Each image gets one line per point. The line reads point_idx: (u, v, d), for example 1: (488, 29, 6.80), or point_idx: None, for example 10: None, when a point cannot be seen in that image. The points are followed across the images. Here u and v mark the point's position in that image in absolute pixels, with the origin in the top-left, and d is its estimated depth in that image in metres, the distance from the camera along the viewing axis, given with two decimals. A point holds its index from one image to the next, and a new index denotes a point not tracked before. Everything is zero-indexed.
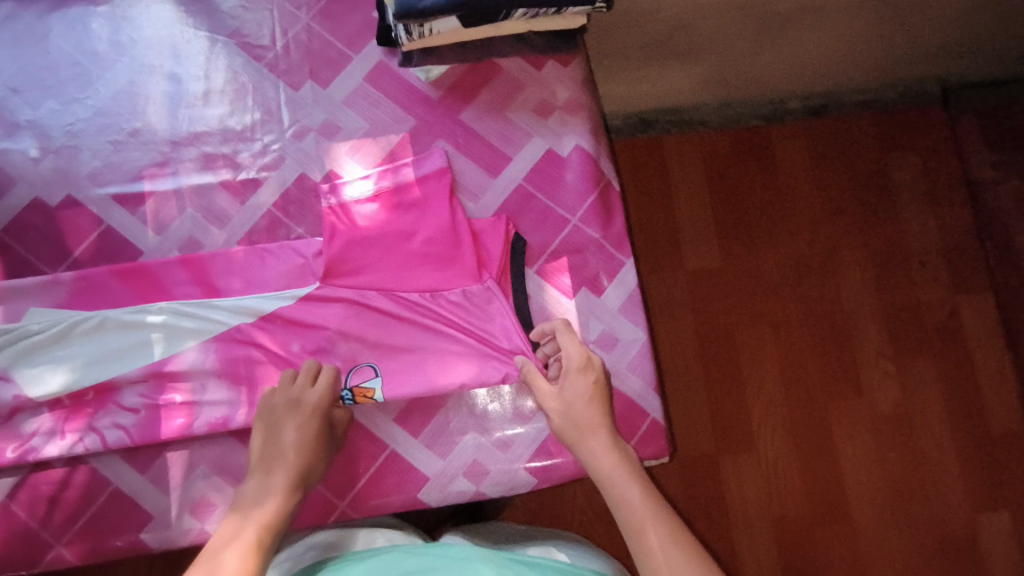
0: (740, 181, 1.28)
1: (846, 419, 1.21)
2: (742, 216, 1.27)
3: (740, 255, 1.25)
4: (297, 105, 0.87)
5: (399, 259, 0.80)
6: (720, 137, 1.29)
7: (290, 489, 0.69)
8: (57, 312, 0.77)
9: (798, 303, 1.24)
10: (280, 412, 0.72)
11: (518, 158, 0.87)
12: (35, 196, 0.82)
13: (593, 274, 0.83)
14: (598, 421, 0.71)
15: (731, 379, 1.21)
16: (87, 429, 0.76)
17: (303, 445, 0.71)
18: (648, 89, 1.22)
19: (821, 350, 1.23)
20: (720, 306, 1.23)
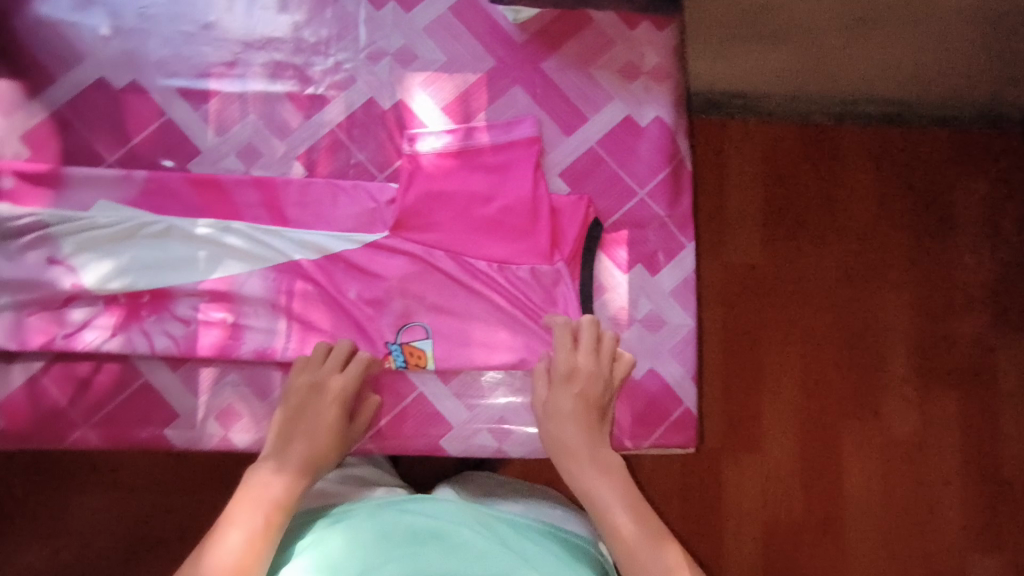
0: (797, 180, 1.23)
1: (857, 437, 1.19)
2: (793, 217, 1.22)
3: (783, 255, 1.21)
4: (376, 27, 0.83)
5: (471, 223, 0.79)
6: (784, 132, 1.23)
7: (310, 465, 0.71)
8: (124, 209, 0.78)
9: (832, 313, 1.21)
10: (299, 388, 0.74)
11: (595, 120, 0.83)
12: (101, 76, 0.80)
13: (651, 252, 0.81)
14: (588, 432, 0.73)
15: (750, 378, 1.19)
16: (138, 332, 0.77)
17: (326, 429, 0.73)
18: (732, 70, 1.15)
19: (846, 364, 1.20)
20: (753, 303, 1.20)
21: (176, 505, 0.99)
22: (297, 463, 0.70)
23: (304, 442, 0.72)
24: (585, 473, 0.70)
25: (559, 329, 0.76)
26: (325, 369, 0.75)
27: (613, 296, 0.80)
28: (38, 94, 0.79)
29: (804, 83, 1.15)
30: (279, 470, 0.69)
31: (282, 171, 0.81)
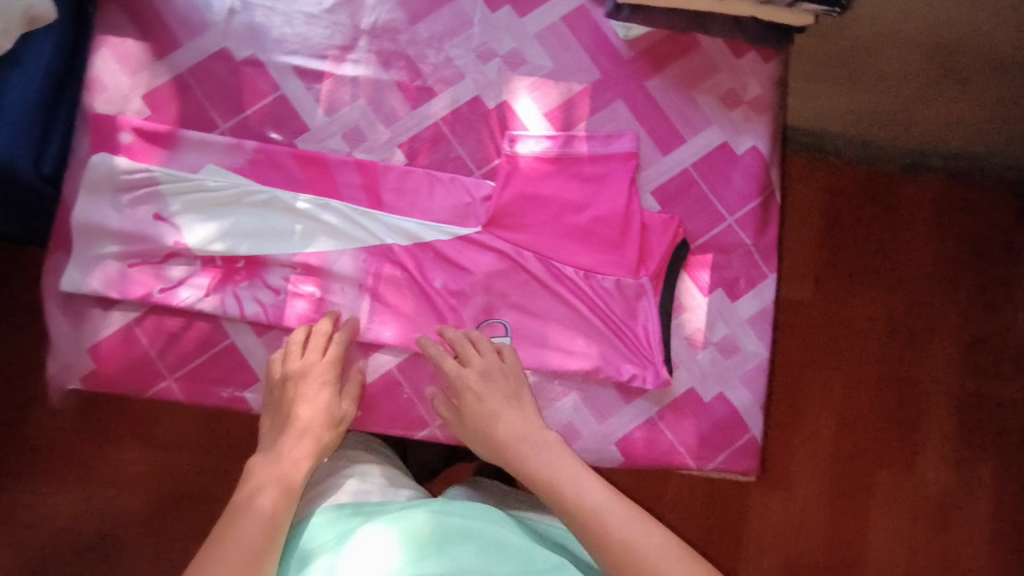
0: (860, 221, 1.13)
1: (892, 501, 1.08)
2: (851, 257, 1.12)
3: (836, 296, 1.12)
4: (489, 28, 0.85)
5: (562, 229, 0.81)
6: (851, 172, 1.14)
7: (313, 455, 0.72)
8: (231, 175, 0.81)
9: (881, 364, 1.11)
10: (295, 374, 0.76)
11: (693, 141, 0.85)
12: (223, 46, 0.83)
13: (733, 278, 0.82)
14: (527, 439, 0.71)
15: (787, 421, 1.09)
16: (230, 295, 0.80)
17: (327, 412, 0.75)
18: (820, 106, 1.08)
19: (889, 420, 1.10)
20: (799, 342, 1.11)
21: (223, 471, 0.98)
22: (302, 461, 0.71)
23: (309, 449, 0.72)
24: (559, 481, 0.67)
25: (453, 336, 0.77)
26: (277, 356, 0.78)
27: (691, 316, 0.82)
28: (162, 56, 0.82)
29: (870, 129, 1.10)
30: (284, 469, 0.69)
31: (384, 157, 0.83)
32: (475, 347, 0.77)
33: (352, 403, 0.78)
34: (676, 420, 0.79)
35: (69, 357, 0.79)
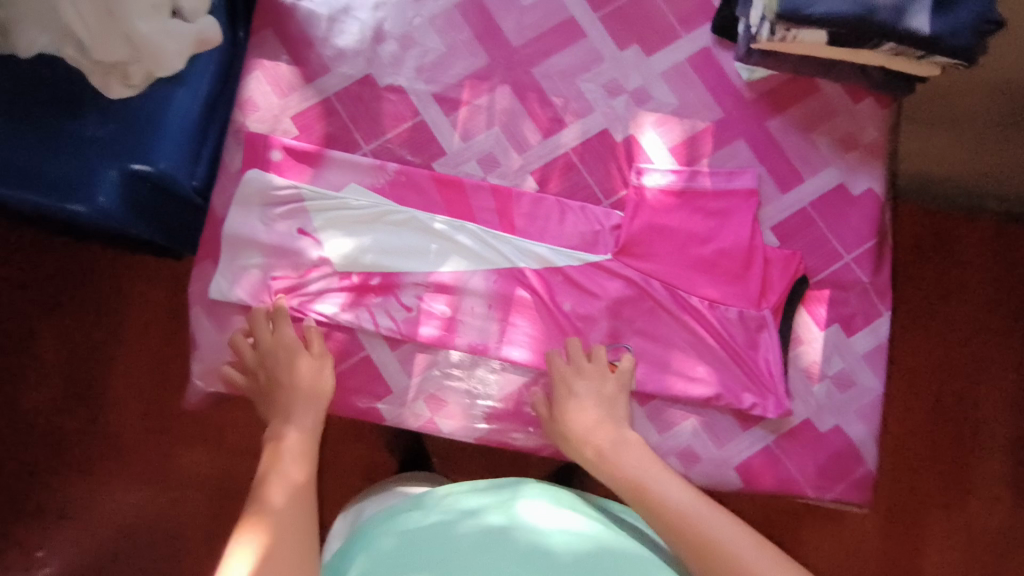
0: (989, 261, 1.07)
1: (971, 543, 1.03)
2: (979, 293, 1.07)
3: (961, 327, 1.06)
4: (619, 65, 0.89)
5: (686, 259, 0.85)
6: (988, 215, 1.07)
7: (309, 418, 0.70)
8: (372, 195, 0.85)
9: (998, 408, 1.05)
10: (268, 348, 0.76)
11: (810, 181, 0.88)
12: (367, 73, 0.87)
13: (850, 314, 0.85)
14: (593, 434, 0.73)
15: (890, 433, 1.05)
16: (367, 311, 0.83)
17: (307, 373, 0.74)
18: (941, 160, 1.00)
19: (989, 465, 1.04)
20: (918, 361, 1.06)
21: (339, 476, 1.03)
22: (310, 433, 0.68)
23: (310, 422, 0.70)
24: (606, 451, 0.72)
25: (575, 346, 0.79)
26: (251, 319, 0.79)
27: (808, 348, 0.85)
28: (310, 80, 0.86)
29: (1003, 185, 1.01)
30: (288, 440, 0.67)
31: (516, 183, 0.86)
32: (590, 357, 0.79)
33: (322, 354, 0.77)
34: (794, 450, 0.82)
35: (213, 362, 0.83)
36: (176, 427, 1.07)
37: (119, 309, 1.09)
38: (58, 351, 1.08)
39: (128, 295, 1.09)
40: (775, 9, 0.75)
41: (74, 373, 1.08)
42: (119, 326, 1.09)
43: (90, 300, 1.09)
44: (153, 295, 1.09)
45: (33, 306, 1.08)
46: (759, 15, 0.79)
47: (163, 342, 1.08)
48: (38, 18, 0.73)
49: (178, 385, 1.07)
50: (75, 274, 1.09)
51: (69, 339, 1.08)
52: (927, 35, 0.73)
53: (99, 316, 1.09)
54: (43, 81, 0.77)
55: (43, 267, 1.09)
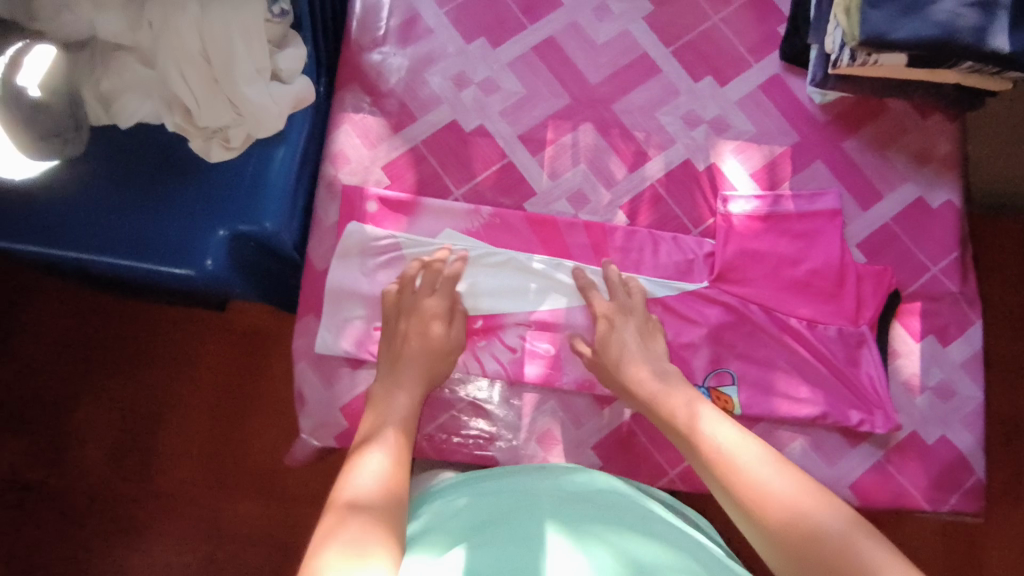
0: None
1: None
2: None
3: None
4: (695, 97, 0.92)
5: (781, 282, 0.86)
6: None
7: (418, 384, 0.73)
8: (467, 238, 0.85)
9: None
10: (393, 308, 0.79)
11: (891, 197, 0.90)
12: (454, 119, 0.88)
13: (943, 325, 0.87)
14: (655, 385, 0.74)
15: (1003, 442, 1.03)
16: (472, 354, 0.84)
17: (438, 343, 0.77)
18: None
19: None
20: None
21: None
22: (403, 424, 0.67)
23: (405, 414, 0.69)
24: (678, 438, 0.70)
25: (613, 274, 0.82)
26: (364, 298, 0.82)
27: (906, 361, 0.86)
28: (399, 130, 0.87)
29: None
30: (382, 429, 0.66)
31: (607, 218, 0.88)
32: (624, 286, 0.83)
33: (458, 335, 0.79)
34: (905, 464, 0.83)
35: (322, 417, 0.82)
36: (229, 478, 1.05)
37: (167, 362, 1.08)
38: (107, 409, 1.07)
39: (178, 347, 1.09)
40: (856, 37, 0.78)
41: (124, 430, 1.06)
42: (167, 380, 1.08)
43: (141, 355, 1.08)
44: (203, 347, 1.09)
45: (81, 366, 1.08)
46: (839, 41, 0.82)
47: (214, 392, 1.08)
48: (144, 87, 0.75)
49: (231, 434, 1.06)
50: (124, 332, 1.09)
51: (118, 396, 1.07)
52: (1006, 54, 0.75)
53: (148, 371, 1.08)
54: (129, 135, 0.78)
55: (91, 326, 1.09)
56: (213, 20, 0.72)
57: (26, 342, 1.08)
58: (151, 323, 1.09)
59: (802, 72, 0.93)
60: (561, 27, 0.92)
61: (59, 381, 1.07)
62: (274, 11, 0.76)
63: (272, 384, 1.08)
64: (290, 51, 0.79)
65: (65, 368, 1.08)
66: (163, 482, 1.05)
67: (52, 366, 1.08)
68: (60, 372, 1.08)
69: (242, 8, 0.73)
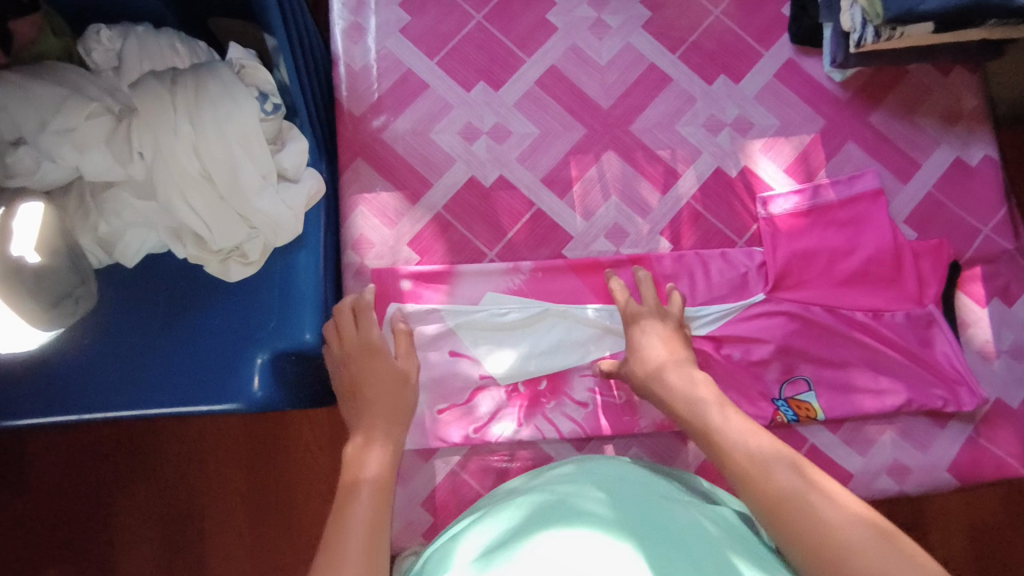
0: None
1: None
2: None
3: None
4: (712, 100, 0.87)
5: (839, 276, 0.83)
6: None
7: (394, 422, 0.66)
8: (513, 298, 0.80)
9: None
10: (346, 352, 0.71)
11: (928, 164, 0.87)
12: (471, 175, 0.83)
13: (1005, 285, 0.85)
14: (706, 405, 0.65)
15: None
16: (543, 418, 0.79)
17: (384, 375, 0.70)
18: None
19: None
20: None
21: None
22: (375, 487, 0.56)
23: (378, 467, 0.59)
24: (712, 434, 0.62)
25: (645, 281, 0.77)
26: (399, 323, 0.75)
27: (977, 330, 0.85)
28: (416, 200, 0.82)
29: None
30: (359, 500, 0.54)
31: (650, 248, 0.84)
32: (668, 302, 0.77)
33: (410, 358, 0.72)
34: (995, 433, 0.82)
35: (405, 516, 0.77)
36: (286, 562, 0.93)
37: (187, 482, 0.95)
38: (134, 550, 0.94)
39: (184, 454, 0.96)
40: (881, 14, 0.73)
41: (162, 566, 0.93)
42: (192, 501, 0.95)
43: (149, 471, 0.95)
44: (213, 446, 0.96)
45: (92, 511, 0.94)
46: (859, 19, 0.78)
47: (248, 497, 0.95)
48: (144, 220, 0.69)
49: (274, 528, 0.94)
50: (130, 460, 0.95)
51: (138, 529, 0.94)
52: None
53: (159, 485, 0.95)
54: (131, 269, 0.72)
55: (90, 465, 0.95)
56: (209, 136, 0.66)
57: (23, 504, 0.94)
58: (158, 443, 0.96)
59: (815, 52, 0.89)
60: (560, 54, 0.86)
61: (73, 537, 0.94)
62: (267, 107, 0.70)
63: (303, 464, 0.95)
64: (290, 147, 0.72)
65: (68, 518, 0.94)
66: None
67: (59, 521, 0.94)
68: (70, 524, 0.94)
69: (237, 116, 0.67)
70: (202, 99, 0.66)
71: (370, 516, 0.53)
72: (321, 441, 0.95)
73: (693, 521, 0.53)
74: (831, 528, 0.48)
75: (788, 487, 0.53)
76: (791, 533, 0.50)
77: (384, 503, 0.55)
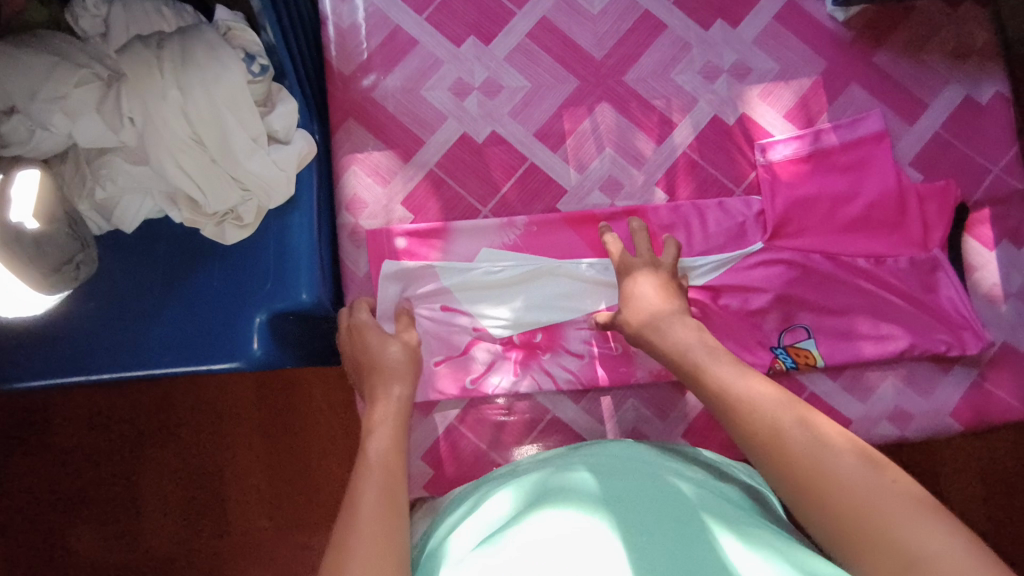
0: None
1: None
2: None
3: None
4: (708, 46, 0.85)
5: (839, 223, 0.82)
6: None
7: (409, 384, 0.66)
8: (508, 253, 0.80)
9: None
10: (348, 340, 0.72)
11: (936, 104, 0.84)
12: (463, 132, 0.82)
13: (1015, 227, 0.83)
14: (693, 350, 0.63)
15: None
16: (541, 371, 0.80)
17: (379, 347, 0.68)
18: None
19: None
20: None
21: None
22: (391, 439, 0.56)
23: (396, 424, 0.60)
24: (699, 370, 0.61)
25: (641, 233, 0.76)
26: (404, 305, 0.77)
27: (984, 273, 0.83)
28: (409, 158, 0.82)
29: None
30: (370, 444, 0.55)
31: (645, 199, 0.83)
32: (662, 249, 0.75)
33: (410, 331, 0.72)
34: (1002, 378, 0.81)
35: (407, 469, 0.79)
36: (305, 519, 0.97)
37: (203, 443, 0.98)
38: (157, 507, 0.98)
39: (200, 419, 0.99)
40: None
41: (184, 521, 0.97)
42: (209, 459, 0.98)
43: (167, 434, 0.98)
44: (227, 409, 0.99)
45: (116, 473, 0.98)
46: None
47: (266, 459, 0.98)
48: (141, 186, 0.70)
49: (292, 486, 0.97)
50: (151, 426, 0.99)
51: (160, 491, 0.98)
52: None
53: (178, 448, 0.98)
54: (134, 240, 0.74)
55: (110, 427, 0.99)
56: (196, 100, 0.66)
57: (49, 466, 0.98)
58: (173, 403, 0.99)
59: None
60: (550, 4, 0.84)
61: (98, 495, 0.98)
62: (254, 69, 0.70)
63: (314, 425, 0.98)
64: (280, 108, 0.72)
65: (94, 481, 0.98)
66: (244, 563, 0.96)
67: (84, 480, 0.98)
68: (94, 483, 0.98)
69: (223, 79, 0.67)
70: (188, 62, 0.66)
71: (381, 465, 0.52)
72: (327, 397, 0.98)
73: (688, 487, 0.51)
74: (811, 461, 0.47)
75: (772, 420, 0.51)
76: (780, 476, 0.49)
77: (396, 458, 0.54)
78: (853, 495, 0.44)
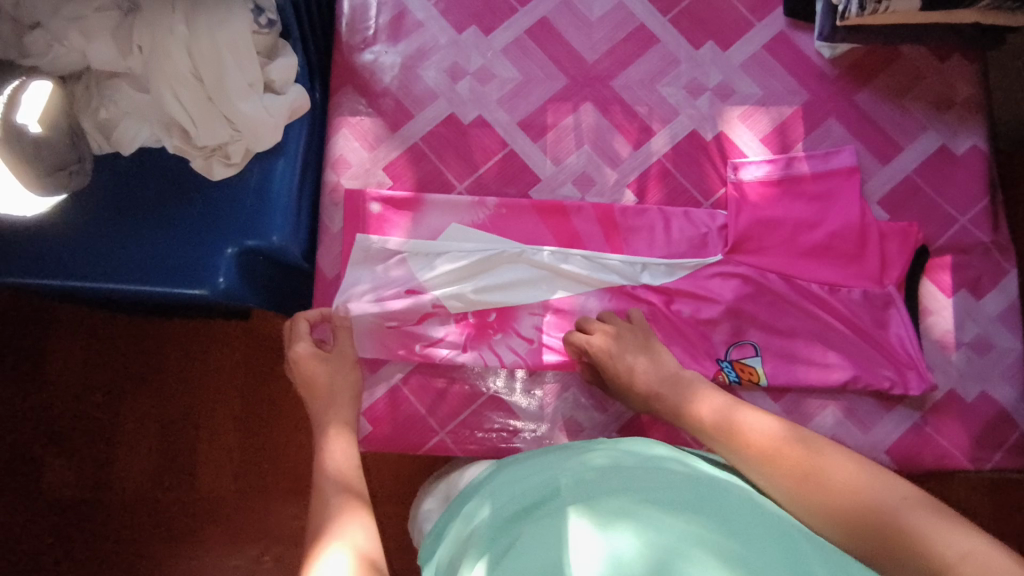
0: None
1: None
2: None
3: None
4: (697, 64, 0.89)
5: (799, 248, 0.83)
6: None
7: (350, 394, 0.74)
8: (473, 231, 0.83)
9: None
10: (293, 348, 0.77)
11: (912, 148, 0.87)
12: (452, 112, 0.87)
13: (975, 277, 0.84)
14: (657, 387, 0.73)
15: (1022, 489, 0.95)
16: (489, 349, 0.82)
17: (321, 378, 0.74)
18: None
19: None
20: None
21: (408, 518, 0.96)
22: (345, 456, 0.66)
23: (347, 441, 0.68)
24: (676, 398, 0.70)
25: (586, 320, 0.79)
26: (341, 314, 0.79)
27: (939, 318, 0.84)
28: (396, 129, 0.86)
29: None
30: (330, 464, 0.64)
31: (614, 199, 0.86)
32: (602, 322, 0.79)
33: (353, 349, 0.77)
34: (943, 424, 0.81)
35: None
36: (268, 487, 1.00)
37: (185, 393, 1.02)
38: (128, 442, 1.01)
39: (187, 368, 1.03)
40: None
41: (156, 467, 1.00)
42: (186, 406, 1.02)
43: (152, 376, 1.02)
44: (212, 362, 1.03)
45: (98, 407, 1.01)
46: None
47: (241, 419, 1.02)
48: (141, 112, 0.76)
49: (265, 451, 1.01)
50: (139, 367, 1.02)
51: (138, 432, 1.01)
52: None
53: (159, 391, 1.02)
54: (144, 172, 0.78)
55: (93, 355, 1.02)
56: (201, 39, 0.72)
57: (28, 383, 1.01)
58: (160, 343, 1.03)
59: (807, 27, 0.89)
60: (552, 6, 0.89)
61: (73, 422, 1.01)
62: (261, 21, 0.75)
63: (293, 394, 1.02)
64: (281, 62, 0.78)
65: (74, 409, 1.01)
66: (207, 521, 0.99)
67: (64, 410, 1.01)
68: (73, 411, 1.01)
69: (228, 24, 0.72)
70: (199, 5, 0.72)
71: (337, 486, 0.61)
72: None
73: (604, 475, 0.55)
74: (811, 466, 0.56)
75: (735, 435, 0.62)
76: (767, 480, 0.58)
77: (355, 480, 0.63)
78: (838, 487, 0.53)
